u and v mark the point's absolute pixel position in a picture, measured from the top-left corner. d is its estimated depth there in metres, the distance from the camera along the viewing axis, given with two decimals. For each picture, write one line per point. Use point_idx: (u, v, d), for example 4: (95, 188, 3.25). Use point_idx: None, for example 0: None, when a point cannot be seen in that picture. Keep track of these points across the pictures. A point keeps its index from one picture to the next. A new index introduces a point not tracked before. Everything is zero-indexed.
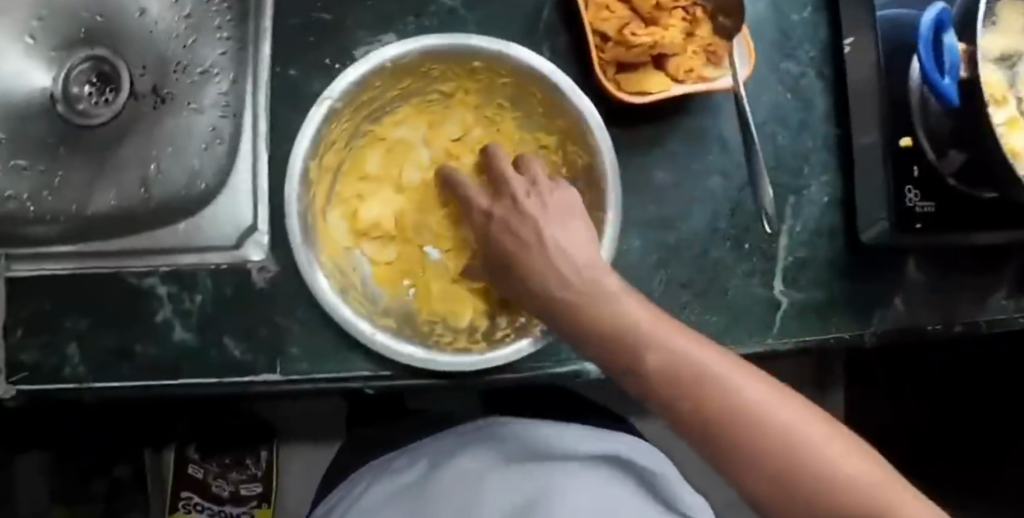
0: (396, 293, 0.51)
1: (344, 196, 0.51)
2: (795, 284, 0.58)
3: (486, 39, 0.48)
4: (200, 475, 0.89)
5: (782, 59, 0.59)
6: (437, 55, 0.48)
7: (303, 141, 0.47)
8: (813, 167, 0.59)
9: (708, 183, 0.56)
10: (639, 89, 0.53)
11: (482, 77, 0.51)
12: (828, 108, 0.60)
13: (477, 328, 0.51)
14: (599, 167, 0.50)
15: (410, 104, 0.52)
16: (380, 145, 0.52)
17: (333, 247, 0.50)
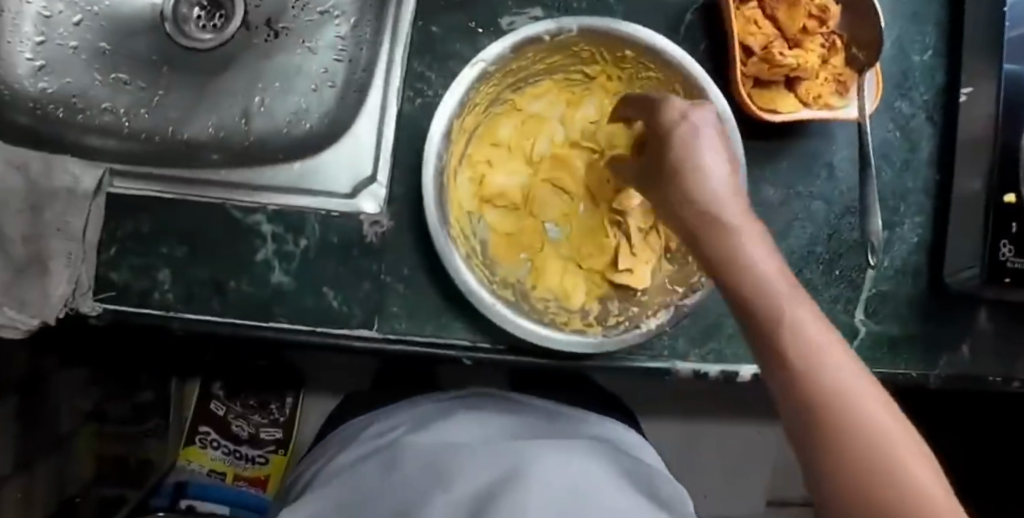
0: (512, 265, 0.51)
1: (474, 160, 0.51)
2: (875, 316, 0.60)
3: (644, 29, 0.47)
4: (222, 412, 0.84)
5: (897, 98, 0.60)
6: (595, 36, 0.48)
7: (451, 100, 0.46)
8: (909, 207, 0.60)
9: (813, 205, 0.57)
10: (769, 106, 0.53)
11: (629, 67, 0.50)
12: (932, 152, 0.61)
13: (589, 313, 0.50)
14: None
15: (552, 80, 0.52)
16: (516, 116, 0.52)
17: (460, 210, 0.49)
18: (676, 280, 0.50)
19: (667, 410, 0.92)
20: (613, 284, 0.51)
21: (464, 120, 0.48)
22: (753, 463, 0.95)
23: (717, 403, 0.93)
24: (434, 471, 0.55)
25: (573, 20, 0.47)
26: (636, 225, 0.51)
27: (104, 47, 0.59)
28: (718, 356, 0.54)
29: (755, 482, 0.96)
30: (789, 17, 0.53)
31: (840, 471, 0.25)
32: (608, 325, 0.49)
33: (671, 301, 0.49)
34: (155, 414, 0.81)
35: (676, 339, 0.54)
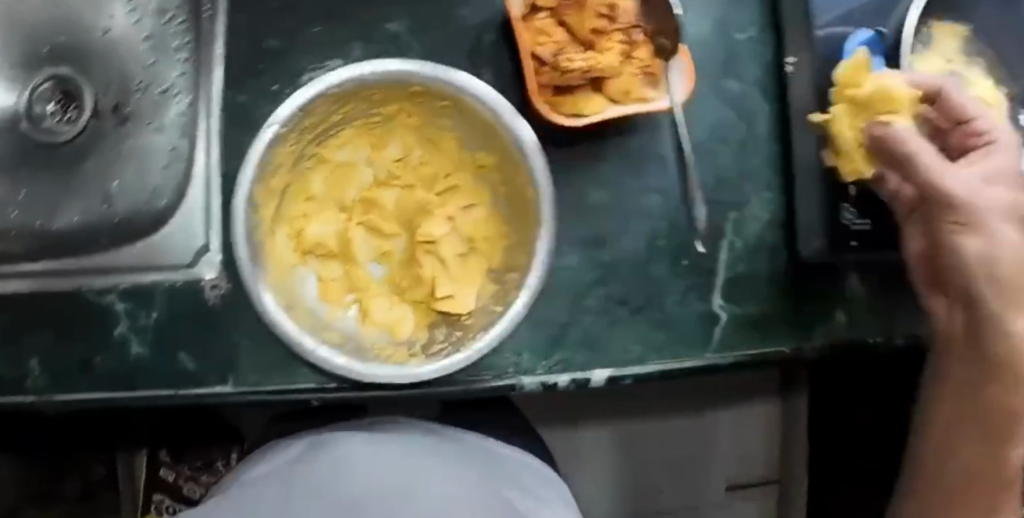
0: (339, 308, 0.54)
1: (289, 216, 0.53)
2: (734, 300, 0.59)
3: (429, 66, 0.49)
4: (171, 479, 0.83)
5: (724, 78, 0.60)
6: (380, 81, 0.50)
7: (248, 166, 0.49)
8: (754, 185, 0.59)
9: (646, 200, 0.57)
10: (573, 111, 0.54)
11: (424, 101, 0.52)
12: (771, 126, 0.60)
13: (416, 342, 0.53)
14: (534, 188, 0.51)
15: (354, 126, 0.54)
16: (327, 166, 0.54)
17: (279, 266, 0.52)
18: (496, 299, 0.53)
19: (607, 410, 0.92)
20: (438, 311, 0.53)
21: (270, 182, 0.51)
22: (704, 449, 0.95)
23: (654, 394, 0.93)
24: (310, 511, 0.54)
25: (353, 68, 0.48)
26: (453, 251, 0.54)
27: None
28: (566, 365, 0.55)
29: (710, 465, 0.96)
30: (578, 22, 0.53)
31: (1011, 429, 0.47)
32: (432, 352, 0.52)
33: (491, 321, 0.52)
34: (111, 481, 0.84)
35: (520, 353, 0.55)
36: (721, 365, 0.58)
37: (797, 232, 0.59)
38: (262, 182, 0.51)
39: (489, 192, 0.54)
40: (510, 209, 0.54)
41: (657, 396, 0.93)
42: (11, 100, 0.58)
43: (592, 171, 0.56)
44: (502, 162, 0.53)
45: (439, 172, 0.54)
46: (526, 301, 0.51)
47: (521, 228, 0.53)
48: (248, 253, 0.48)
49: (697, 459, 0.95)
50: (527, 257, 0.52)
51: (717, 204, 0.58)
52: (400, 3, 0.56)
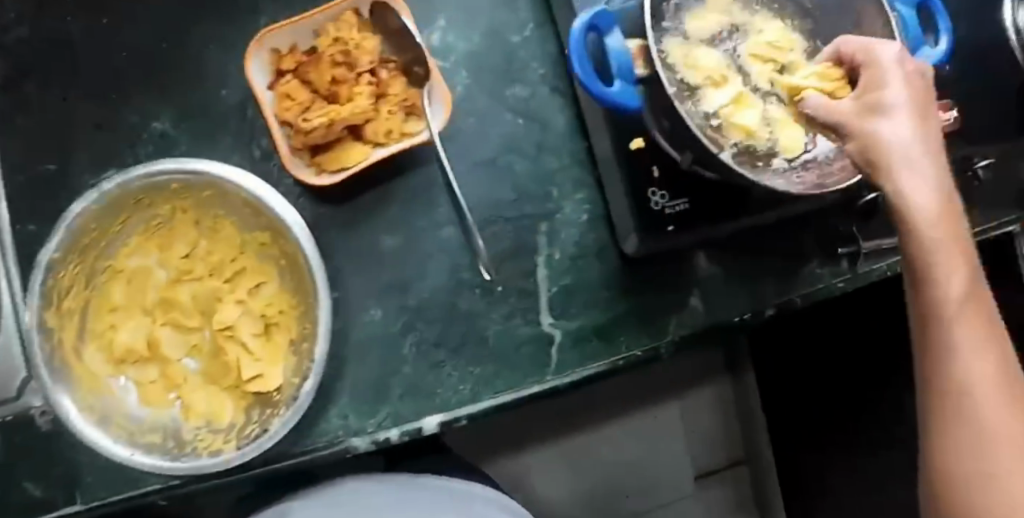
0: (162, 410, 0.52)
1: (97, 331, 0.52)
2: (565, 314, 0.56)
3: (177, 163, 0.49)
4: None
5: (507, 86, 0.56)
6: (136, 186, 0.50)
7: (32, 291, 0.47)
8: (561, 189, 0.56)
9: (443, 233, 0.55)
10: (338, 165, 0.52)
11: (190, 194, 0.52)
12: (568, 123, 0.57)
13: (235, 428, 0.52)
14: (302, 254, 0.51)
15: (134, 233, 0.53)
16: (123, 275, 0.53)
17: (92, 381, 0.50)
18: (294, 370, 0.52)
19: (550, 427, 0.91)
20: (252, 393, 0.52)
21: (61, 304, 0.49)
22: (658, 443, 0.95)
23: (593, 401, 0.92)
24: None
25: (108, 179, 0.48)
26: (250, 332, 0.53)
27: None
28: (395, 418, 0.54)
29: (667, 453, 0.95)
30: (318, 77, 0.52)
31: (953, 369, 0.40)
32: (246, 435, 0.51)
33: (294, 391, 0.51)
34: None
35: (346, 415, 0.54)
36: (564, 387, 0.54)
37: (616, 228, 0.55)
38: (51, 306, 0.49)
39: (274, 267, 0.54)
40: (292, 281, 0.53)
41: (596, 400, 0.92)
42: None
43: (381, 216, 0.54)
44: (277, 236, 0.52)
45: (225, 258, 0.54)
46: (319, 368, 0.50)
47: (305, 295, 0.52)
48: (49, 373, 0.47)
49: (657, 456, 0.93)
50: (311, 324, 0.51)
51: (522, 218, 0.55)
52: (156, 95, 0.54)
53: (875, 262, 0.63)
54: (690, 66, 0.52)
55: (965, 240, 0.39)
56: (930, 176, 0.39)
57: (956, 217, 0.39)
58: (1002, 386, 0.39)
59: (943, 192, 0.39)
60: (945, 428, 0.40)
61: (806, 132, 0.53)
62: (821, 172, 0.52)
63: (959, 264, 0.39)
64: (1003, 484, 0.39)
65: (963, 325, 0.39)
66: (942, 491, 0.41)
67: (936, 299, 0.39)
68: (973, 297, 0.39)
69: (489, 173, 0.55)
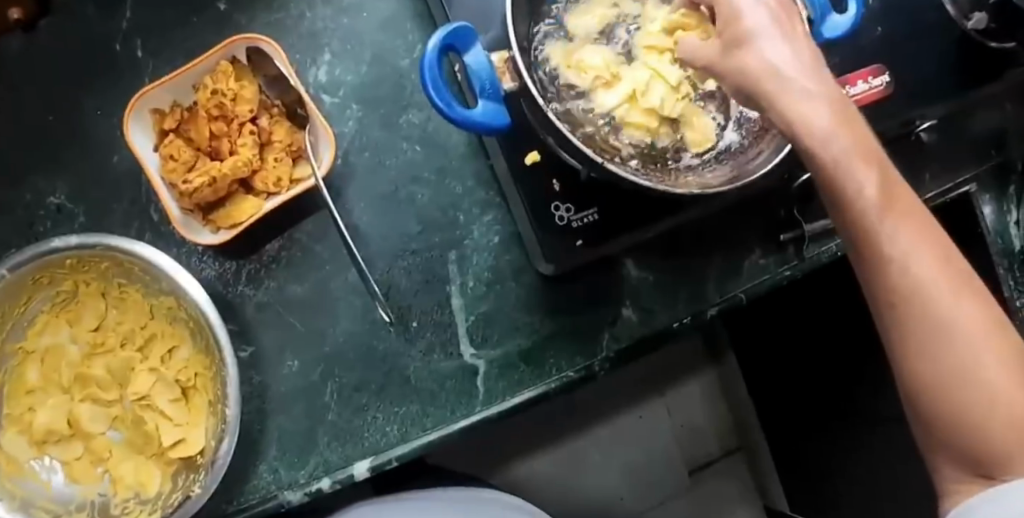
0: (90, 485, 0.53)
1: (16, 415, 0.53)
2: (487, 342, 0.54)
3: (65, 239, 0.48)
4: None
5: (400, 113, 0.54)
6: (28, 270, 0.49)
7: None
8: (468, 214, 0.54)
9: (351, 275, 0.53)
10: (232, 221, 0.51)
11: (87, 268, 0.51)
12: (469, 144, 0.55)
13: (161, 496, 0.52)
14: (206, 317, 0.49)
15: (42, 312, 0.53)
16: (35, 356, 0.54)
17: (11, 466, 0.51)
18: (212, 433, 0.50)
19: (535, 440, 0.83)
20: (175, 459, 0.52)
21: None
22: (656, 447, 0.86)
23: (583, 409, 0.84)
24: None
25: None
26: (166, 398, 0.52)
27: None
28: (326, 467, 0.52)
29: (667, 460, 0.86)
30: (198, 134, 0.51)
31: (914, 300, 0.32)
32: (169, 502, 0.51)
33: (213, 455, 0.49)
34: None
35: (276, 469, 0.52)
36: (492, 417, 0.53)
37: (529, 248, 0.53)
38: None
39: (185, 330, 0.53)
40: (202, 344, 0.52)
41: (582, 408, 0.84)
42: None
43: (286, 266, 0.53)
44: (178, 300, 0.51)
45: (135, 325, 0.53)
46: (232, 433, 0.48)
47: (216, 357, 0.51)
48: None
49: (656, 457, 0.86)
50: (224, 386, 0.50)
51: (430, 249, 0.54)
52: (49, 173, 0.54)
53: (822, 245, 0.58)
54: (573, 71, 0.50)
55: (867, 138, 0.31)
56: (814, 89, 0.31)
57: (855, 123, 0.31)
58: (958, 283, 0.32)
59: (833, 99, 0.31)
60: (907, 346, 0.33)
61: (712, 123, 0.51)
62: (730, 165, 0.49)
63: (869, 168, 0.31)
64: (985, 384, 0.32)
65: (895, 233, 0.31)
66: (925, 408, 0.34)
67: (855, 214, 0.31)
68: (895, 195, 0.31)
69: (391, 206, 0.53)
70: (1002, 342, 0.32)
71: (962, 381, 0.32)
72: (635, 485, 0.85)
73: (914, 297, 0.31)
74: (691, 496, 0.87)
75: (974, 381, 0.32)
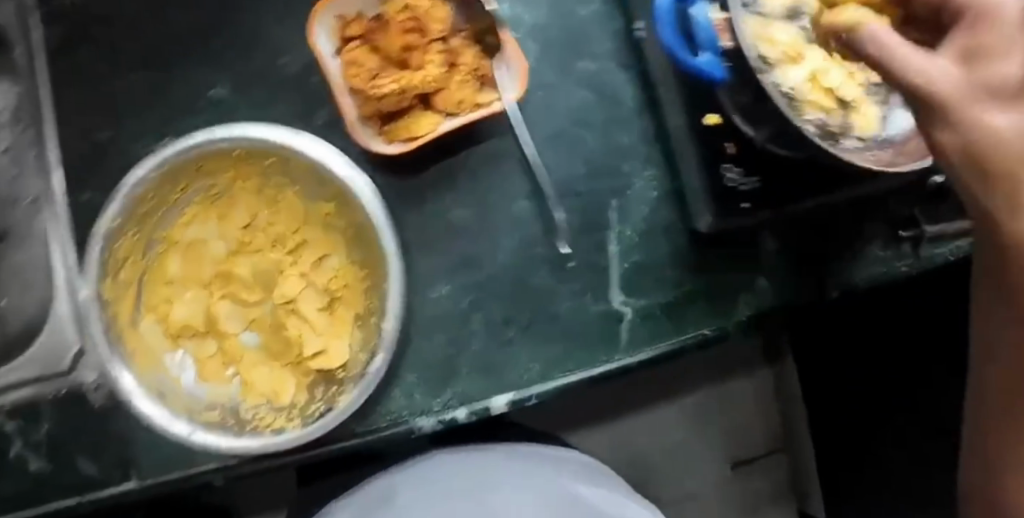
0: (220, 386, 0.52)
1: (153, 303, 0.53)
2: (637, 291, 0.55)
3: (238, 128, 0.47)
4: None
5: (576, 59, 0.56)
6: (195, 157, 0.48)
7: (88, 266, 0.47)
8: (632, 165, 0.56)
9: (517, 206, 0.54)
10: (411, 135, 0.50)
11: (250, 164, 0.50)
12: (638, 101, 0.56)
13: (297, 402, 0.51)
14: (372, 227, 0.48)
15: (191, 203, 0.52)
16: (178, 246, 0.53)
17: (148, 354, 0.50)
18: (363, 345, 0.50)
19: (593, 413, 0.84)
20: (315, 370, 0.50)
21: (116, 277, 0.49)
22: (708, 435, 0.88)
23: (649, 385, 0.85)
24: None
25: (171, 146, 0.46)
26: (313, 306, 0.51)
27: None
28: (462, 398, 0.52)
29: (715, 449, 0.88)
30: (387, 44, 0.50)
31: None
32: (310, 412, 0.50)
33: (360, 371, 0.49)
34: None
35: (411, 394, 0.51)
36: (633, 364, 0.54)
37: (688, 205, 0.55)
38: (108, 278, 0.49)
39: (341, 239, 0.52)
40: (357, 253, 0.51)
41: (642, 387, 0.85)
42: None
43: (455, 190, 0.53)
44: (343, 207, 0.50)
45: (286, 229, 0.52)
46: (386, 350, 0.47)
47: (373, 269, 0.50)
48: (104, 344, 0.46)
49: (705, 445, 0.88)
50: (384, 299, 0.48)
51: (590, 194, 0.55)
52: (218, 66, 0.54)
53: (942, 246, 0.59)
54: (767, 40, 0.50)
55: None
56: None
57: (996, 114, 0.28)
58: None
59: None
60: None
61: (880, 112, 0.52)
62: (900, 150, 0.51)
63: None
64: None
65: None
66: None
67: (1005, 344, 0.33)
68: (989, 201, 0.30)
69: (557, 146, 0.55)
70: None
71: None
72: (676, 472, 0.87)
73: None
74: (730, 489, 0.89)
75: None
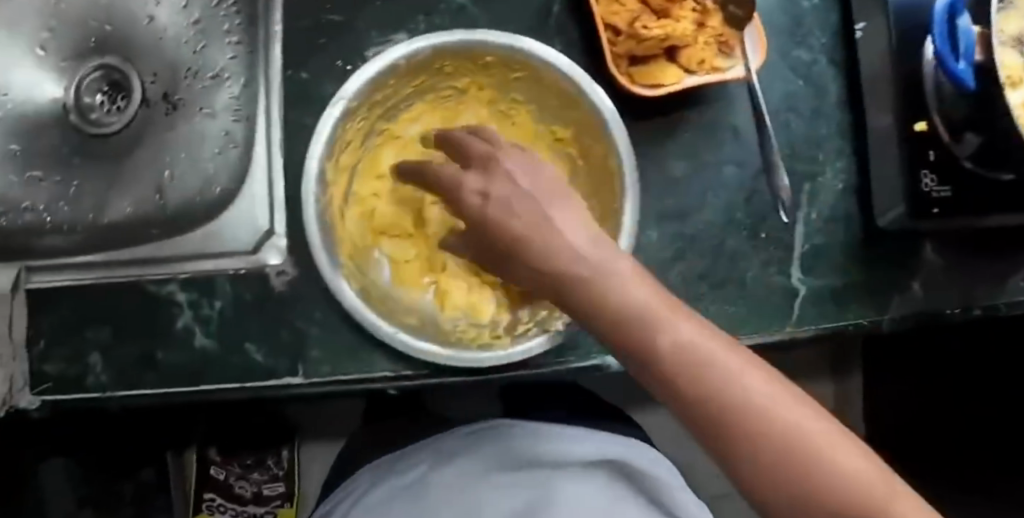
0: (417, 289, 0.54)
1: (362, 195, 0.54)
2: (812, 272, 0.59)
3: (498, 34, 0.49)
4: (222, 476, 0.90)
5: (793, 47, 0.59)
6: (449, 53, 0.49)
7: (319, 140, 0.48)
8: (826, 154, 0.60)
9: (725, 172, 0.58)
10: (651, 81, 0.54)
11: (494, 71, 0.52)
12: (840, 96, 0.60)
13: (500, 323, 0.52)
14: (614, 160, 0.52)
15: (422, 100, 0.54)
16: (398, 138, 0.55)
17: (354, 246, 0.51)
18: None
19: None
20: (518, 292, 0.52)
21: (340, 158, 0.50)
22: None
23: None
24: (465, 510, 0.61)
25: (425, 39, 0.47)
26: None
27: (166, 174, 0.62)
28: None
29: None
30: None
31: None
32: (517, 332, 0.51)
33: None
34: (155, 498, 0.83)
35: None
36: (802, 337, 0.58)
37: (874, 200, 0.58)
38: (332, 159, 0.50)
39: (567, 166, 0.56)
40: (588, 181, 0.55)
41: None
42: (60, 91, 0.62)
43: (671, 145, 0.57)
44: (579, 130, 0.54)
45: (515, 145, 0.56)
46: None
47: (603, 201, 0.54)
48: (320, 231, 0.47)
49: None
50: (610, 231, 0.52)
51: (789, 175, 0.59)
52: None
53: None
54: None
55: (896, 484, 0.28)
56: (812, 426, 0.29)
57: (534, 202, 0.36)
58: None
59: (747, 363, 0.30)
60: None
61: None
62: None
63: None
64: None
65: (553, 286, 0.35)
66: None
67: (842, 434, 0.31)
68: (669, 299, 0.33)
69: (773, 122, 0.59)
70: (744, 402, 0.29)
71: None
72: None
73: None
74: None
75: None
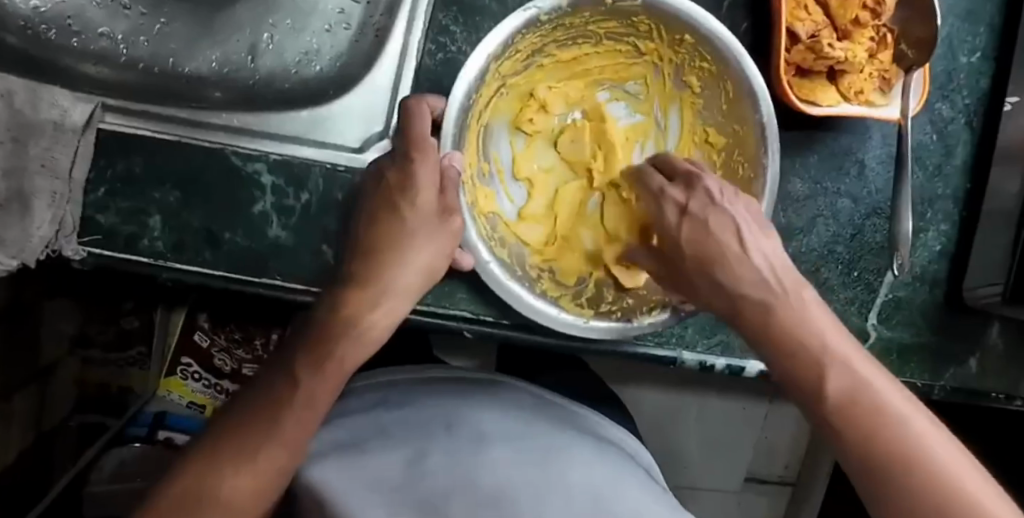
0: (521, 225, 0.55)
1: (502, 109, 0.54)
2: (887, 322, 0.58)
3: (705, 14, 0.49)
4: (205, 345, 0.77)
5: (938, 100, 0.58)
6: (657, 13, 0.50)
7: (496, 40, 0.48)
8: (934, 215, 0.59)
9: (838, 203, 0.57)
10: (809, 97, 0.52)
11: (682, 53, 0.53)
12: (966, 160, 0.59)
13: (584, 293, 0.55)
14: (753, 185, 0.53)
15: (602, 48, 0.54)
16: (564, 68, 0.55)
17: (476, 154, 0.53)
18: None
19: None
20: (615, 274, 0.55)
21: (502, 64, 0.50)
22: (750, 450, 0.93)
23: None
24: (457, 469, 0.44)
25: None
26: None
27: (264, 41, 0.57)
28: (725, 348, 0.55)
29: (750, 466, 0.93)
30: (840, 6, 0.51)
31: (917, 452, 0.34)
32: (601, 310, 0.54)
33: (669, 303, 0.53)
34: (138, 342, 0.78)
35: (686, 327, 0.55)
36: None
37: (966, 270, 0.58)
38: (496, 61, 0.50)
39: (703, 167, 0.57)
40: None
41: None
42: None
43: (795, 166, 0.57)
44: (733, 143, 0.55)
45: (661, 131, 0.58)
46: None
47: None
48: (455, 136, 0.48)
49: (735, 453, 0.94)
50: None
51: None
52: None
53: None
54: None
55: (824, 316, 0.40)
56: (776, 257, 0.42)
57: (731, 226, 0.43)
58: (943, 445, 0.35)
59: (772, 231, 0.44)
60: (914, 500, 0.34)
61: None
62: None
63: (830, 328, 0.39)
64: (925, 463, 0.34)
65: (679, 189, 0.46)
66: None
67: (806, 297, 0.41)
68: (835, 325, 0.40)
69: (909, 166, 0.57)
70: (931, 466, 0.34)
71: (901, 474, 0.34)
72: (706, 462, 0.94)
73: (922, 451, 0.34)
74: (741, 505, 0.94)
75: (926, 478, 0.34)
